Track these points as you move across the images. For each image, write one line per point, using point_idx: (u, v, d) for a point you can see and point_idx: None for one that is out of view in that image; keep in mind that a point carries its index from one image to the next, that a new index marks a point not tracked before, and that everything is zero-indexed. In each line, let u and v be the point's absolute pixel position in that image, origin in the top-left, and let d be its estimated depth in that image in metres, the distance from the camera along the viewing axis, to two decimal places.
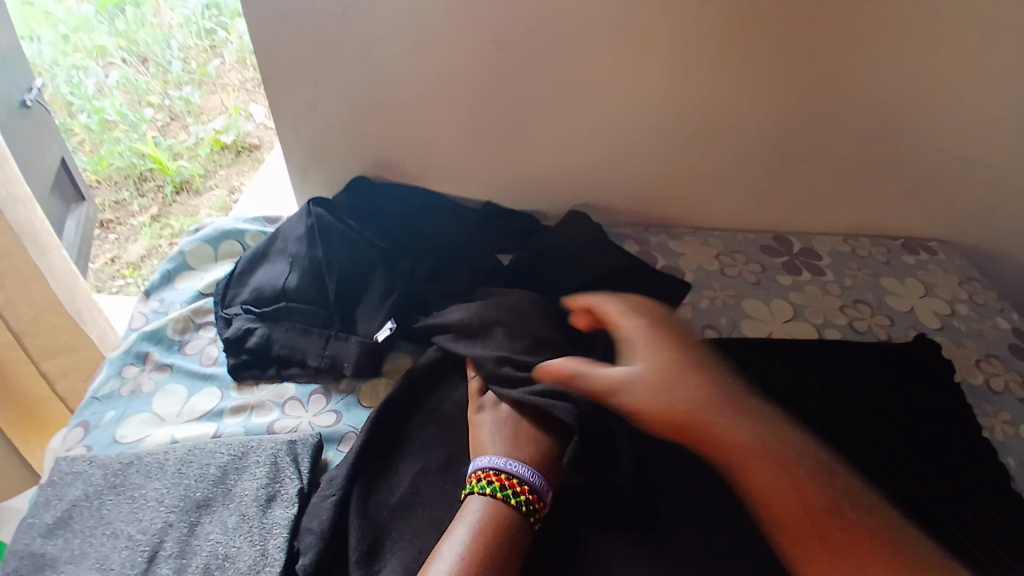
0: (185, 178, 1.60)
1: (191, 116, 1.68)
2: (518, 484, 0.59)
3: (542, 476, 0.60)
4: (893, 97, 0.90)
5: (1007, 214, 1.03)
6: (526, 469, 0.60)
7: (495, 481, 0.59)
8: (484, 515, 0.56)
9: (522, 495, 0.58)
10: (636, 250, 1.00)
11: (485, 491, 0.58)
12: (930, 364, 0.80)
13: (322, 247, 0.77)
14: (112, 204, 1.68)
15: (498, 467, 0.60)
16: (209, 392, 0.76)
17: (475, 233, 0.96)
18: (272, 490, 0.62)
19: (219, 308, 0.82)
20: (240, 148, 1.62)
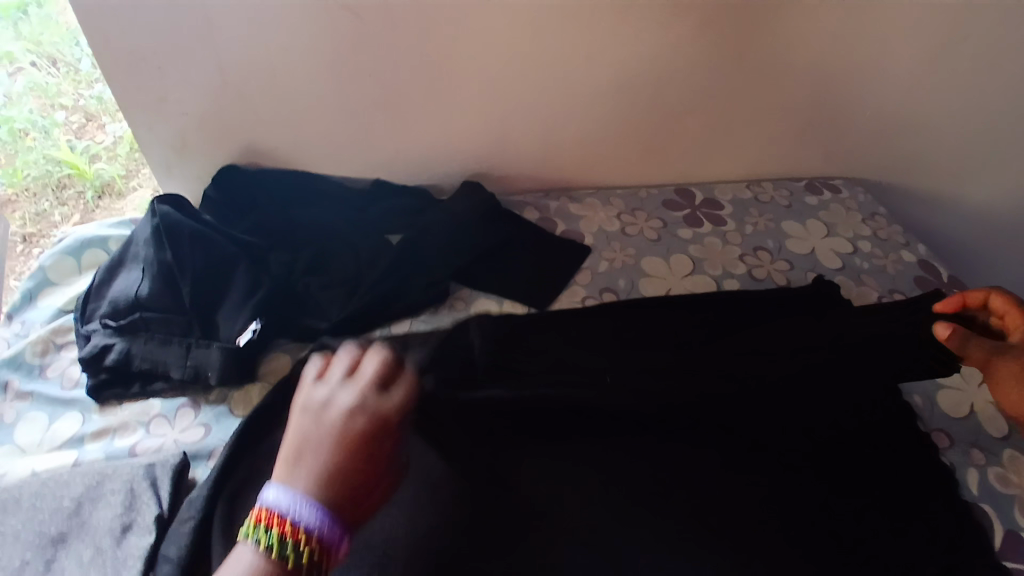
0: (109, 178, 1.09)
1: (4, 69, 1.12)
2: (292, 527, 0.45)
3: (320, 510, 0.46)
4: (777, 34, 0.87)
5: (902, 149, 1.03)
6: (310, 508, 0.46)
7: (268, 522, 0.46)
8: (340, 438, 0.50)
9: (293, 544, 0.45)
10: (535, 218, 0.96)
11: (259, 538, 0.45)
12: (825, 305, 0.80)
13: (172, 251, 0.72)
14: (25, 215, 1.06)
15: (272, 503, 0.46)
16: (71, 418, 0.70)
17: (360, 214, 0.91)
18: (128, 519, 0.58)
19: (78, 325, 0.76)
20: None
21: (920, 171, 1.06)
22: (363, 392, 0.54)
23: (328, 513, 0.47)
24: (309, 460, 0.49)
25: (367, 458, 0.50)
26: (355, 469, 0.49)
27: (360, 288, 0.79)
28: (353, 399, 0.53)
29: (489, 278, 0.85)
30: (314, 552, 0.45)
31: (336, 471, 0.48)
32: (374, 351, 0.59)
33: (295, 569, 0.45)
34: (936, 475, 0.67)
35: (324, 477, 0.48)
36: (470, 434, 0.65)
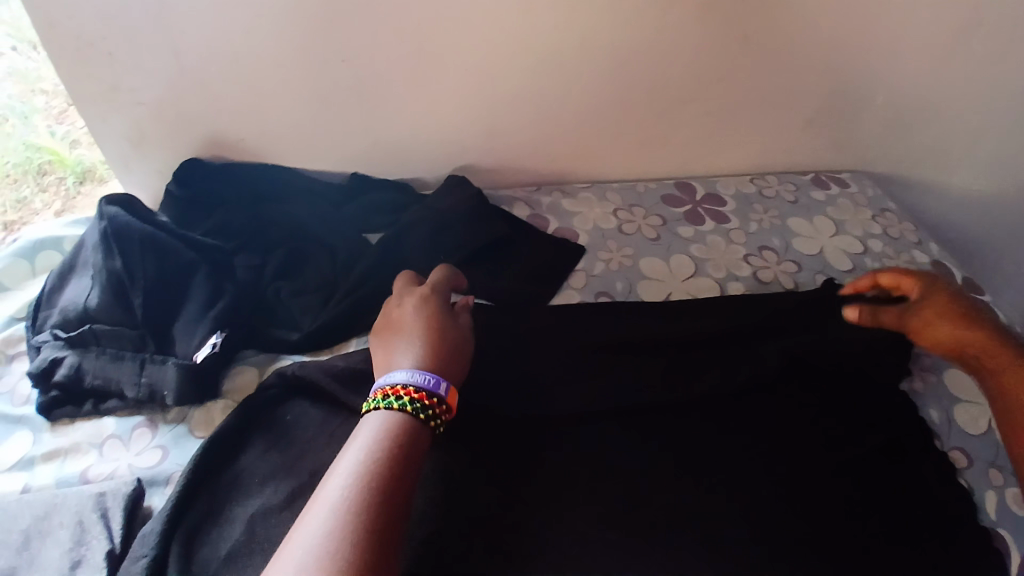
0: (89, 167, 0.99)
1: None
2: (408, 390, 0.51)
3: (426, 372, 0.53)
4: (787, 16, 0.81)
5: (913, 140, 0.97)
6: (427, 375, 0.52)
7: (390, 394, 0.51)
8: (385, 430, 0.49)
9: (422, 405, 0.51)
10: (526, 214, 0.90)
11: (383, 406, 0.50)
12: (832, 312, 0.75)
13: (121, 257, 0.65)
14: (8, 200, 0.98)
15: (392, 379, 0.52)
16: (19, 439, 0.63)
17: (336, 212, 0.84)
18: (78, 556, 0.51)
19: (29, 336, 0.69)
20: None
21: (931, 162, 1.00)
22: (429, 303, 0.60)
23: (432, 375, 0.53)
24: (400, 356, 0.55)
25: (405, 457, 0.47)
26: (399, 473, 0.46)
27: (335, 294, 0.73)
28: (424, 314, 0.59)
29: (476, 281, 0.79)
30: (432, 408, 0.51)
31: (428, 352, 0.55)
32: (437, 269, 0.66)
33: (424, 425, 0.50)
34: (961, 501, 0.61)
35: (363, 484, 0.44)
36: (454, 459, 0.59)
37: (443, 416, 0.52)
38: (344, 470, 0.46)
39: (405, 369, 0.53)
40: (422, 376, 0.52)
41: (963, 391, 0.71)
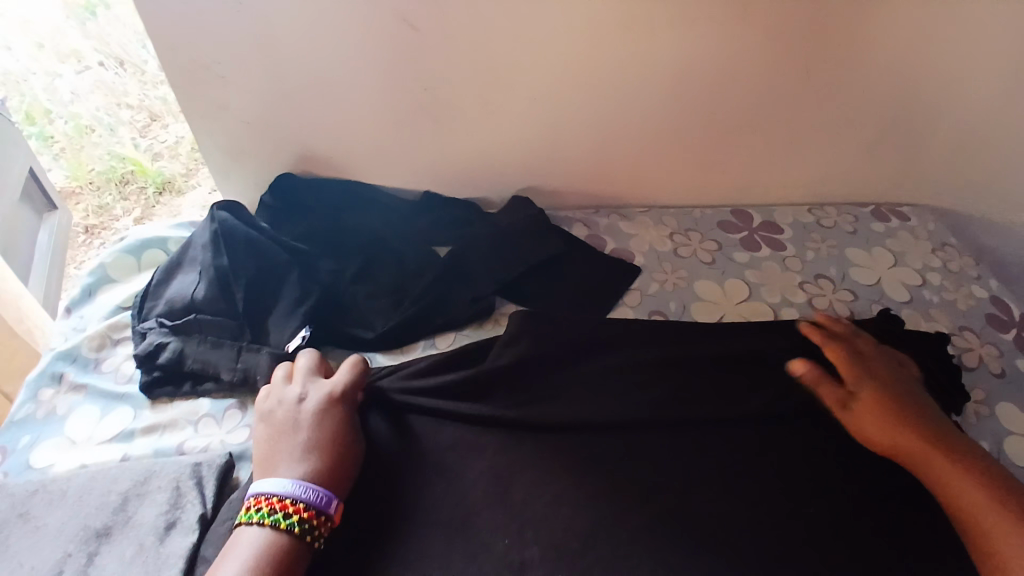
0: (167, 177, 1.22)
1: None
2: (290, 504, 0.55)
3: (316, 488, 0.56)
4: (846, 52, 0.83)
5: (978, 176, 0.97)
6: (313, 491, 0.56)
7: (264, 506, 0.55)
8: (255, 551, 0.52)
9: (308, 525, 0.54)
10: (584, 234, 0.94)
11: (252, 519, 0.54)
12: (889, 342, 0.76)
13: (227, 256, 0.73)
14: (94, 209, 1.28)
15: (260, 490, 0.55)
16: (121, 412, 0.71)
17: (410, 225, 0.91)
18: (172, 517, 0.58)
19: (135, 323, 0.78)
20: None
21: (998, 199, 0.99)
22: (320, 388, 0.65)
23: (319, 487, 0.56)
24: (299, 450, 0.59)
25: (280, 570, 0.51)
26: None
27: (408, 299, 0.79)
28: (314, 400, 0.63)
29: (534, 293, 0.84)
30: (313, 522, 0.55)
31: (327, 460, 0.59)
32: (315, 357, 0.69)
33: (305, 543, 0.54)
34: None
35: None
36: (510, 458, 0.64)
37: (324, 530, 0.55)
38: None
39: (283, 479, 0.56)
40: (306, 488, 0.56)
41: (1016, 424, 0.72)
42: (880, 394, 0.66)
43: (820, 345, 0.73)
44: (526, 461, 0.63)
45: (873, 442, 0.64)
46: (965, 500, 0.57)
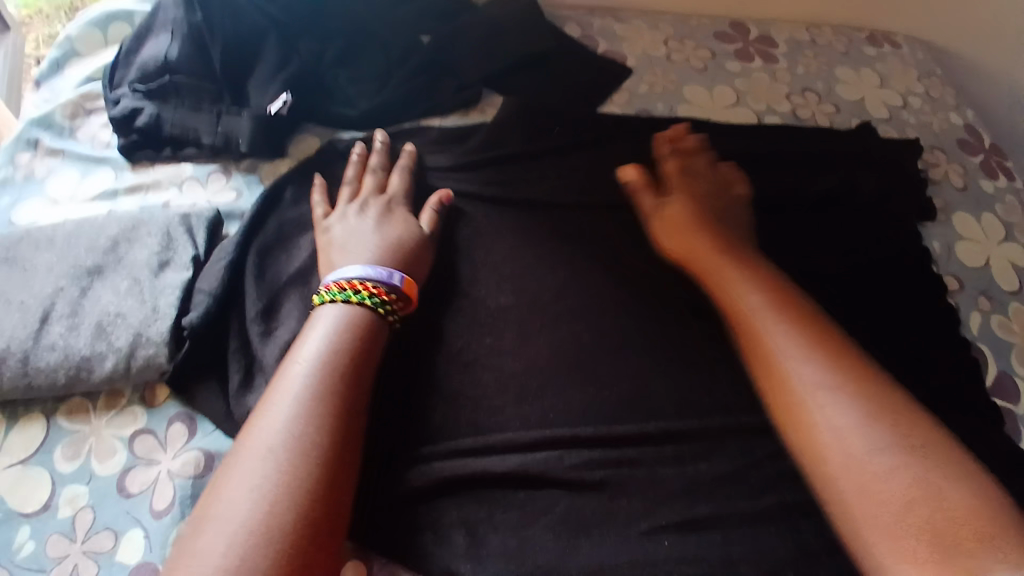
0: None
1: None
2: (360, 284, 0.55)
3: (384, 268, 0.57)
4: None
5: (983, 0, 0.94)
6: (382, 270, 0.57)
7: (336, 288, 0.55)
8: (343, 323, 0.53)
9: (381, 300, 0.55)
10: (575, 34, 0.90)
11: (328, 301, 0.54)
12: (864, 155, 0.78)
13: (201, 11, 0.70)
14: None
15: (340, 276, 0.56)
16: (104, 174, 0.70)
17: (393, 7, 0.84)
18: (165, 257, 0.59)
19: (106, 91, 0.74)
20: None
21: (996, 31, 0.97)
22: (367, 195, 0.64)
23: (384, 268, 0.57)
24: (370, 250, 0.59)
25: (365, 347, 0.52)
26: (324, 362, 0.49)
27: (390, 81, 0.77)
28: (372, 208, 0.63)
29: (522, 85, 0.81)
30: (388, 301, 0.56)
31: (388, 256, 0.59)
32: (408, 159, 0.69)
33: (384, 322, 0.55)
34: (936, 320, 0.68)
35: (320, 375, 0.48)
36: (495, 236, 0.66)
37: (398, 309, 0.56)
38: (307, 357, 0.50)
39: (361, 266, 0.57)
40: (379, 270, 0.57)
41: (965, 232, 0.77)
42: (801, 310, 0.55)
43: (750, 273, 0.59)
44: (508, 238, 0.66)
45: (801, 379, 0.50)
46: (837, 454, 0.46)
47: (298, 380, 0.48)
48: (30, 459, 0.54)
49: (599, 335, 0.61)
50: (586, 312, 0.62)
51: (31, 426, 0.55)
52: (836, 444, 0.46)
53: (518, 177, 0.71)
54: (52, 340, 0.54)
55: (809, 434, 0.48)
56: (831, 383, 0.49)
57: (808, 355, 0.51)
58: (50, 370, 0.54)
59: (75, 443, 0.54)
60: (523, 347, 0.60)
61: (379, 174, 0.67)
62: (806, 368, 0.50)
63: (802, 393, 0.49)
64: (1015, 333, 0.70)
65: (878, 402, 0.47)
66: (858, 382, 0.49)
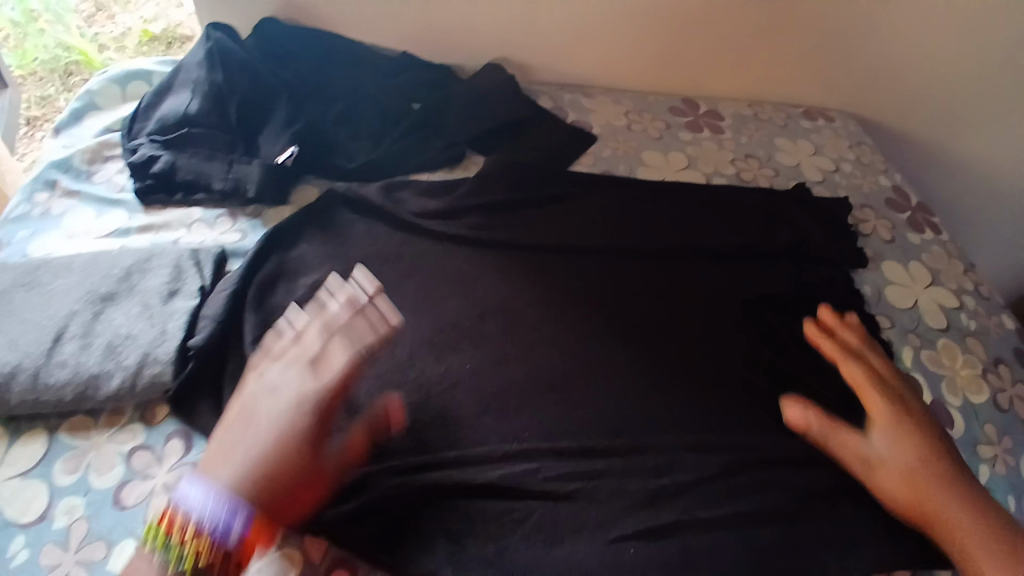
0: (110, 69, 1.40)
1: (117, 5, 1.46)
2: (189, 535, 0.48)
3: (222, 508, 0.48)
4: None
5: (898, 86, 1.10)
6: (221, 508, 0.48)
7: (176, 534, 0.49)
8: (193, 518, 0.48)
9: (204, 562, 0.48)
10: (549, 106, 1.03)
11: (167, 556, 0.48)
12: (809, 209, 0.88)
13: (221, 73, 0.80)
14: (36, 101, 1.37)
15: (179, 506, 0.49)
16: (117, 214, 0.77)
17: (389, 77, 0.96)
18: (174, 287, 0.66)
19: (125, 141, 0.82)
20: (171, 40, 1.40)
21: (913, 112, 1.13)
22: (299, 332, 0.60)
23: (232, 500, 0.49)
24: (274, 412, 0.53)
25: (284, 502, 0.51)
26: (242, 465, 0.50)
27: (384, 141, 0.87)
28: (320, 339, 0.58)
29: (501, 147, 0.92)
30: (213, 556, 0.48)
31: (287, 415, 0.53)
32: (373, 293, 0.61)
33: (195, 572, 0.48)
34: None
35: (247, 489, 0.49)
36: (477, 276, 0.74)
37: (229, 566, 0.49)
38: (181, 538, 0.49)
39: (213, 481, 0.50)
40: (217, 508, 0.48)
41: (895, 277, 0.86)
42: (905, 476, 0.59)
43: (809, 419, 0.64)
44: (488, 276, 0.74)
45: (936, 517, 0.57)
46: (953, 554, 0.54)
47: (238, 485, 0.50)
48: (31, 472, 0.57)
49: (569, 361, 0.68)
50: (558, 341, 0.69)
51: (34, 442, 0.59)
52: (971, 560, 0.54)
53: (498, 224, 0.79)
54: (63, 358, 0.60)
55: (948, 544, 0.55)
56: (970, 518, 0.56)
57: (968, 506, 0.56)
58: (61, 385, 0.58)
59: (76, 457, 0.58)
60: (501, 372, 0.66)
61: (319, 302, 0.62)
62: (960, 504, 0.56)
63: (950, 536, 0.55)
64: (945, 366, 0.76)
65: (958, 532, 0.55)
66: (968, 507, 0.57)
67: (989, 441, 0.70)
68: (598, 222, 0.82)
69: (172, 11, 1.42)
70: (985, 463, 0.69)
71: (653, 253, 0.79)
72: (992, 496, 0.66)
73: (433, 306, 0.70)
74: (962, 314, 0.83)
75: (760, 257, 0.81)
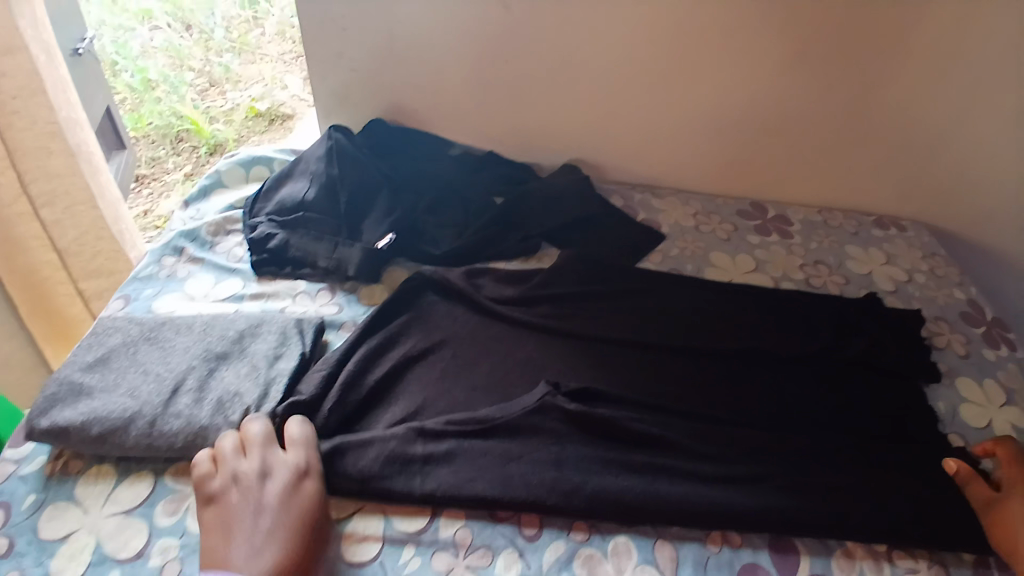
0: (219, 141, 1.62)
1: (229, 83, 1.73)
2: None
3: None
4: (863, 61, 0.99)
5: (971, 200, 1.10)
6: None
7: None
8: None
9: None
10: (619, 204, 1.09)
11: None
12: (882, 318, 0.88)
13: (337, 167, 0.92)
14: (147, 160, 1.61)
15: None
16: (233, 281, 0.87)
17: (475, 175, 1.06)
18: (279, 351, 0.73)
19: (246, 218, 0.94)
20: (273, 117, 1.65)
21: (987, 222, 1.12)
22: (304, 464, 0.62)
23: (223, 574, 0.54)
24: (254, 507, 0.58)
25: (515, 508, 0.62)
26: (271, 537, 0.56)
27: (468, 229, 0.95)
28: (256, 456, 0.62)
29: (574, 241, 0.98)
30: None
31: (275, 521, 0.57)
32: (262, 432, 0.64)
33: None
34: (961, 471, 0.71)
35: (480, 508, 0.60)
36: (546, 362, 0.78)
37: None
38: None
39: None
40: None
41: (971, 394, 0.83)
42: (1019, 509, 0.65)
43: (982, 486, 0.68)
44: (556, 363, 0.78)
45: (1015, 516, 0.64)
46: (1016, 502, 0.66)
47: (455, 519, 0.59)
48: (134, 510, 0.63)
49: (630, 452, 0.69)
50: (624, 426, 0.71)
51: (141, 483, 0.66)
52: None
53: (569, 314, 0.84)
54: (179, 409, 0.67)
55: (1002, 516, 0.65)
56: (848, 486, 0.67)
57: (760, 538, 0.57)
58: (173, 433, 0.65)
59: (176, 500, 0.64)
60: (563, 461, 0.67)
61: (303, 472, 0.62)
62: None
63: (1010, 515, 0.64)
64: None
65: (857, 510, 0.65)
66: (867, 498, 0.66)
67: None
68: (665, 319, 0.85)
69: (276, 92, 1.67)
70: None
71: (717, 352, 0.81)
72: None
73: (503, 387, 0.75)
74: None
75: (828, 364, 0.81)
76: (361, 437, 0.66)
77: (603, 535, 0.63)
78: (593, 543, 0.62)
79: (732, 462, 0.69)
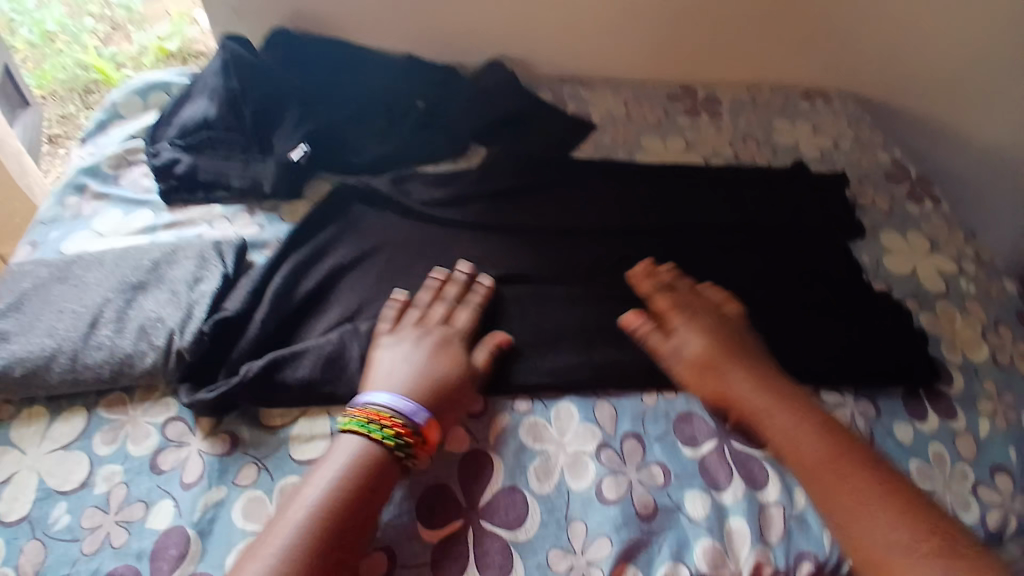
0: None
1: (133, 24, 1.54)
2: None
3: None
4: None
5: (894, 64, 1.11)
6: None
7: None
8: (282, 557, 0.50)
9: None
10: (549, 99, 1.06)
11: None
12: (806, 182, 0.90)
13: (236, 78, 0.86)
14: (57, 119, 1.44)
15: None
16: (144, 213, 0.82)
17: (393, 79, 1.00)
18: (199, 275, 0.70)
19: (148, 146, 0.87)
20: (185, 56, 1.45)
21: (909, 84, 1.14)
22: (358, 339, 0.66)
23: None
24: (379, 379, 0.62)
25: (376, 490, 0.55)
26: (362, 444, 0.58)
27: (391, 135, 0.91)
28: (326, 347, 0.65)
29: (502, 138, 0.95)
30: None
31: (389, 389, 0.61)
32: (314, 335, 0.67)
33: (396, 461, 0.57)
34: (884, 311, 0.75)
35: (318, 510, 0.52)
36: (482, 258, 0.77)
37: None
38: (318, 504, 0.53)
39: (389, 394, 0.60)
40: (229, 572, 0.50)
41: (893, 245, 0.87)
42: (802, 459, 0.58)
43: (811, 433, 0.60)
44: (491, 256, 0.77)
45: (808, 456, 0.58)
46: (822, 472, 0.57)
47: (296, 525, 0.51)
48: (72, 444, 0.61)
49: (569, 329, 0.70)
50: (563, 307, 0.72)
51: (74, 419, 0.63)
52: (849, 489, 0.56)
53: (502, 209, 0.83)
54: (100, 340, 0.64)
55: (827, 476, 0.57)
56: (828, 447, 0.58)
57: (870, 484, 0.56)
58: (97, 366, 0.63)
59: (112, 430, 0.62)
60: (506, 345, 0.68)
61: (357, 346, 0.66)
62: (874, 499, 0.55)
63: (845, 477, 0.57)
64: (944, 328, 0.77)
65: (826, 467, 0.57)
66: (826, 463, 0.57)
67: (990, 398, 0.71)
68: (598, 204, 0.84)
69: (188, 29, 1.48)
70: (984, 417, 0.69)
71: (650, 230, 0.81)
72: (993, 446, 0.67)
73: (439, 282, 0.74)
74: (962, 279, 0.83)
75: (758, 231, 0.83)
76: (294, 348, 0.64)
77: (546, 404, 0.65)
78: (537, 412, 0.64)
79: (667, 328, 0.71)
